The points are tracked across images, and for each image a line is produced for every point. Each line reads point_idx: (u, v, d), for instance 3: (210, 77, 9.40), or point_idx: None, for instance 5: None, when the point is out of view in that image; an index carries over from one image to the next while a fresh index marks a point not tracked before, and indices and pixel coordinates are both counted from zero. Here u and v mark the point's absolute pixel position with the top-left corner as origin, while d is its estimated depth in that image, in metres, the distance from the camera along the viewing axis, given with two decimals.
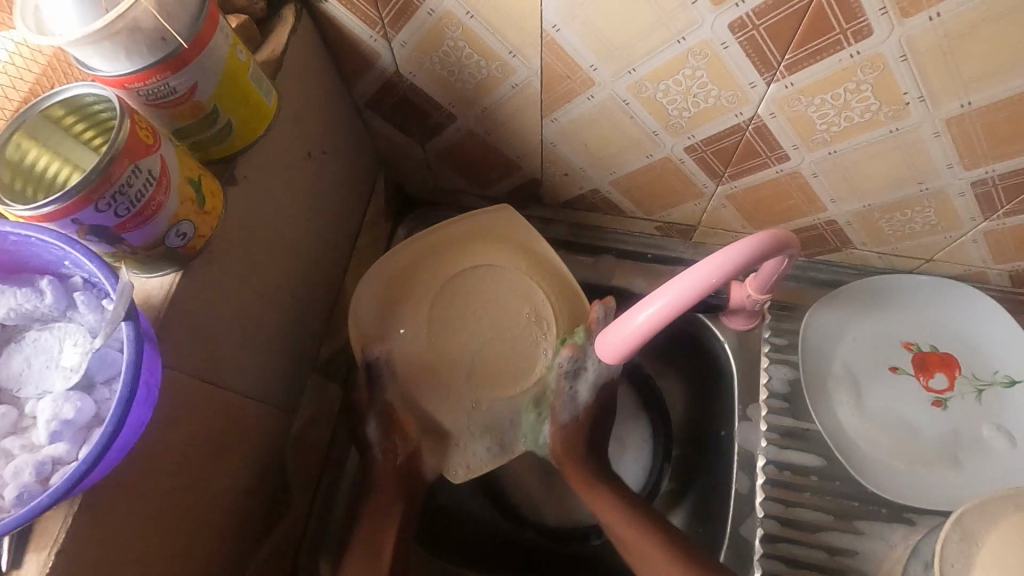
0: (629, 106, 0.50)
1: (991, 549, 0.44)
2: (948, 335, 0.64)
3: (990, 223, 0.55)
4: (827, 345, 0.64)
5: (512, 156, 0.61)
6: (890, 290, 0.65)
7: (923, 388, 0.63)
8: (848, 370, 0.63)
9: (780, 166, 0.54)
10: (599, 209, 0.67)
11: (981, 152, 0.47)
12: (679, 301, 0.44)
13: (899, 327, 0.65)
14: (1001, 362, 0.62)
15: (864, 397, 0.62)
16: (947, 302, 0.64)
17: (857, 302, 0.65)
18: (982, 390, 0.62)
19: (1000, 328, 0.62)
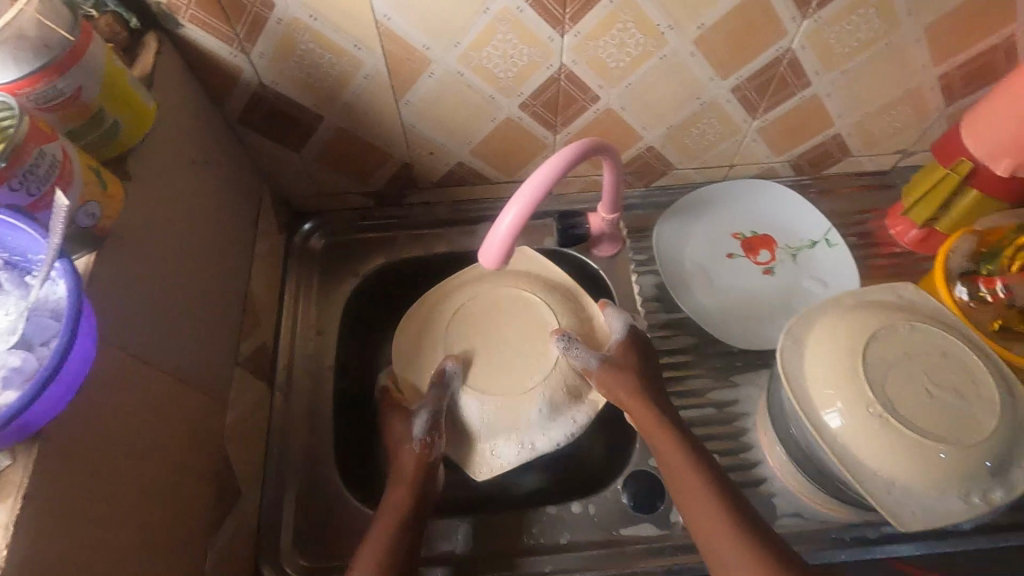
0: (464, 77, 0.62)
1: (810, 349, 0.58)
2: (761, 221, 0.80)
3: (759, 121, 0.72)
4: (676, 248, 0.78)
5: (381, 146, 0.70)
6: (711, 196, 0.80)
7: (755, 263, 0.77)
8: (697, 264, 0.77)
9: (596, 106, 0.67)
10: (469, 181, 0.78)
11: (727, 62, 0.63)
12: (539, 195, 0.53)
13: (726, 224, 0.80)
14: (803, 231, 0.79)
15: (714, 281, 0.76)
16: (753, 195, 0.81)
17: (689, 212, 0.80)
18: (795, 253, 0.78)
19: (795, 205, 0.79)
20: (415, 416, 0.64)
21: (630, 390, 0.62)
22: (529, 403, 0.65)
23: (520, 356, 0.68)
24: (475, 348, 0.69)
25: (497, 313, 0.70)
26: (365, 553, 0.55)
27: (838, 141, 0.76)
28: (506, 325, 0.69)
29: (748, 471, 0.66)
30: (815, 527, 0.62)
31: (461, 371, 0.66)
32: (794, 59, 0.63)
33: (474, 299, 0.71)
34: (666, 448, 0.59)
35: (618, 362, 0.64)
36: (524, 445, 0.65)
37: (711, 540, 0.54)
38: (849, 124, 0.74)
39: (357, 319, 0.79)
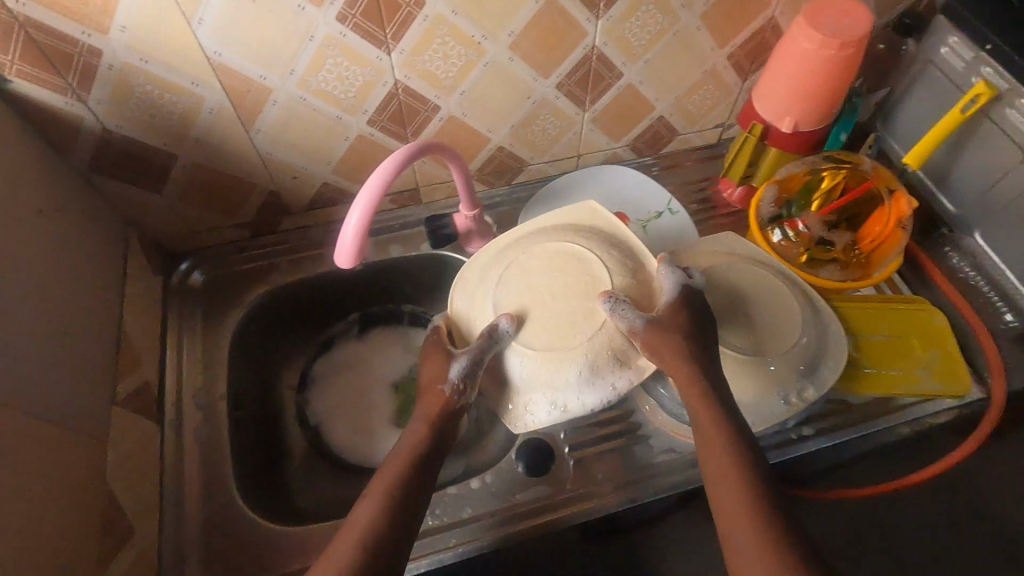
0: (307, 101, 0.67)
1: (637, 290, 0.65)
2: (614, 200, 0.88)
3: (590, 112, 0.81)
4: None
5: (242, 176, 0.73)
6: (564, 186, 0.88)
7: None
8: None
9: (439, 115, 0.74)
10: (338, 200, 0.82)
11: (543, 62, 0.71)
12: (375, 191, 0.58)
13: (583, 207, 0.88)
14: (650, 204, 0.88)
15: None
16: (602, 179, 0.89)
17: (549, 201, 0.87)
18: (646, 224, 0.86)
19: (641, 183, 0.89)
20: (453, 360, 0.61)
21: (676, 355, 0.58)
22: (569, 365, 0.61)
23: (591, 304, 0.62)
24: (527, 300, 0.63)
25: (548, 270, 0.64)
26: (374, 495, 0.53)
27: (664, 122, 0.87)
28: (632, 258, 0.66)
29: (626, 420, 0.72)
30: (685, 458, 0.69)
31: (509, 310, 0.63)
32: (601, 55, 0.73)
33: (526, 257, 0.66)
34: (706, 426, 0.55)
35: (664, 325, 0.59)
36: (556, 406, 0.62)
37: (731, 534, 0.49)
38: (668, 106, 0.84)
39: (247, 347, 0.80)
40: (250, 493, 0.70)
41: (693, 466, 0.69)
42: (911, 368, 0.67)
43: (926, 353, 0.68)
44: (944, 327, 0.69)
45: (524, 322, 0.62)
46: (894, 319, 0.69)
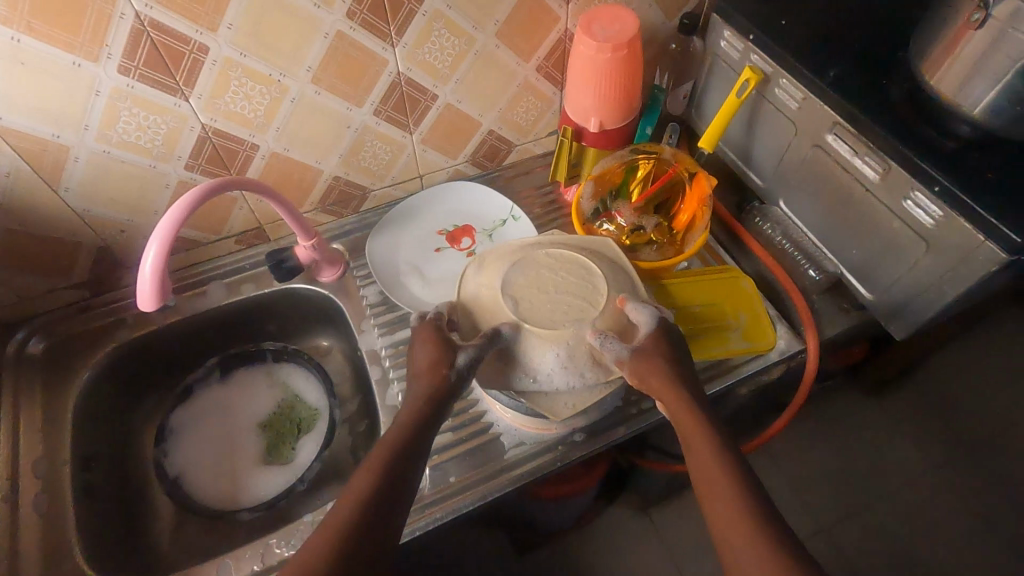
0: (112, 154, 0.67)
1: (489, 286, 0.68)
2: (460, 214, 0.93)
3: (417, 134, 0.85)
4: (388, 257, 0.87)
5: (64, 235, 0.73)
6: (410, 206, 0.91)
7: (459, 251, 0.90)
8: (411, 265, 0.88)
9: (260, 152, 0.76)
10: (179, 248, 0.82)
11: (353, 92, 0.75)
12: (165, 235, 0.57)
13: (431, 225, 0.92)
14: (494, 214, 0.93)
15: (426, 277, 0.87)
16: (448, 195, 0.93)
17: (396, 223, 0.90)
18: (491, 233, 0.91)
19: (484, 194, 0.93)
20: (459, 350, 0.62)
21: (663, 377, 0.61)
22: (552, 346, 0.62)
23: (574, 306, 0.64)
24: (527, 290, 0.65)
25: (557, 266, 0.67)
26: (367, 470, 0.56)
27: (496, 135, 0.92)
28: (621, 279, 0.69)
29: (477, 421, 0.74)
30: (533, 449, 0.72)
31: (521, 298, 0.65)
32: (409, 79, 0.77)
33: (546, 253, 0.69)
34: (691, 434, 0.59)
35: (649, 351, 0.62)
36: (531, 377, 0.63)
37: (726, 538, 0.52)
38: (494, 120, 0.89)
39: (97, 408, 0.78)
40: (103, 556, 0.68)
41: (543, 456, 0.72)
42: (723, 331, 0.72)
43: (736, 317, 0.74)
44: (751, 290, 0.75)
45: (519, 301, 0.64)
46: (706, 289, 0.75)
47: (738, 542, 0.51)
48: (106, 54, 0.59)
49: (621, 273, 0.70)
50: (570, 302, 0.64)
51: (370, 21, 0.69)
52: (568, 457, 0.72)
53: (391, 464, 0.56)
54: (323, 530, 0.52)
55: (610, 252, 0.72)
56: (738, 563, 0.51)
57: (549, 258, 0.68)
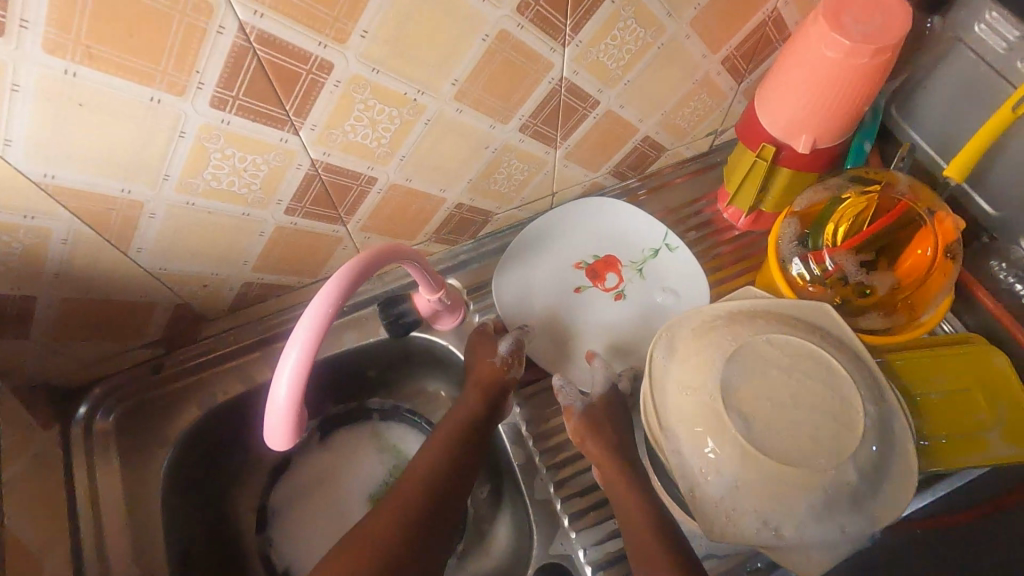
0: (196, 205, 0.50)
1: (694, 392, 0.52)
2: (602, 241, 0.76)
3: (563, 148, 0.65)
4: (519, 300, 0.72)
5: (136, 297, 0.57)
6: (546, 230, 0.74)
7: (603, 291, 0.74)
8: (548, 310, 0.72)
9: (377, 186, 0.58)
10: (269, 294, 0.66)
11: (503, 107, 0.56)
12: (308, 340, 0.42)
13: (566, 256, 0.75)
14: (643, 241, 0.76)
15: (567, 327, 0.72)
16: (588, 216, 0.76)
17: (525, 254, 0.74)
18: (641, 268, 0.75)
19: (631, 214, 0.75)
20: (502, 339, 0.67)
21: (603, 445, 0.60)
22: (808, 490, 0.48)
23: (824, 435, 0.48)
24: (753, 409, 0.49)
25: (789, 368, 0.51)
26: (434, 450, 0.59)
27: (649, 142, 0.72)
28: (863, 377, 0.52)
29: None
30: (723, 568, 0.60)
31: (746, 418, 0.49)
32: (571, 86, 0.57)
33: (767, 344, 0.52)
34: (620, 492, 0.57)
35: (599, 414, 0.63)
36: (768, 525, 0.49)
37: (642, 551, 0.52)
38: (653, 125, 0.69)
39: (187, 491, 0.66)
40: None
41: None
42: (977, 432, 0.57)
43: (992, 412, 0.58)
44: (1008, 372, 0.59)
45: (749, 421, 0.49)
46: (949, 371, 0.59)
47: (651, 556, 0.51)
48: (196, 83, 0.40)
49: (860, 367, 0.53)
50: (813, 424, 0.48)
51: (545, 15, 0.48)
52: None
53: (466, 450, 0.60)
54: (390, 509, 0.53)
55: (840, 331, 0.56)
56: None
57: (774, 354, 0.52)
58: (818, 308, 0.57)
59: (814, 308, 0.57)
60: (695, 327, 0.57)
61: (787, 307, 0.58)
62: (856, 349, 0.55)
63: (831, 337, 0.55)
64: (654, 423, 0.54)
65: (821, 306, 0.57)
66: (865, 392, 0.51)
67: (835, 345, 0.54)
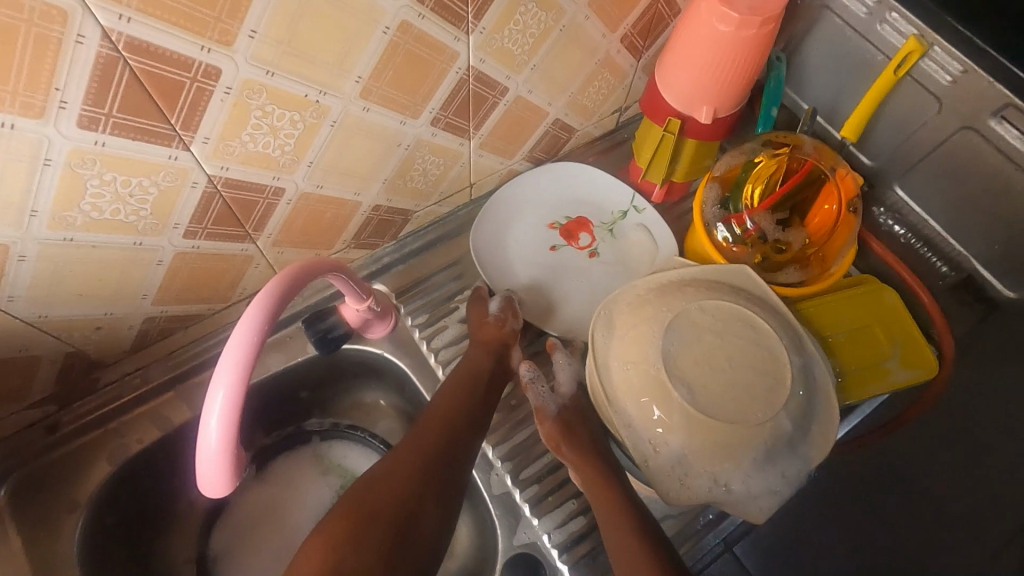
0: (77, 240, 0.44)
1: (635, 364, 0.54)
2: (576, 204, 0.77)
3: (477, 138, 0.64)
4: (499, 262, 0.72)
5: (14, 351, 0.50)
6: (516, 193, 0.75)
7: (578, 250, 0.75)
8: (531, 269, 0.73)
9: (286, 198, 0.54)
10: (175, 327, 0.60)
11: (411, 102, 0.53)
12: (236, 374, 0.39)
13: (540, 215, 0.75)
14: (612, 203, 0.77)
15: (551, 284, 0.73)
16: (558, 175, 0.77)
17: (497, 215, 0.73)
18: (612, 229, 0.76)
19: (604, 179, 0.77)
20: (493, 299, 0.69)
21: (581, 448, 0.61)
22: (749, 445, 0.51)
23: (759, 388, 0.52)
24: (693, 374, 0.52)
25: (720, 330, 0.54)
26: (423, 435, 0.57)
27: (560, 125, 0.73)
28: (785, 330, 0.56)
29: None
30: (679, 526, 0.63)
31: (690, 383, 0.51)
32: (479, 74, 0.56)
33: (698, 309, 0.55)
34: (599, 495, 0.58)
35: (572, 415, 0.64)
36: (718, 482, 0.52)
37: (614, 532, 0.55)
38: (562, 107, 0.70)
39: (110, 556, 0.59)
40: None
41: (693, 533, 0.63)
42: (880, 362, 0.63)
43: (890, 343, 0.64)
44: (897, 307, 0.66)
45: (692, 386, 0.51)
46: (852, 311, 0.65)
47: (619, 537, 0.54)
48: (57, 103, 0.35)
49: (781, 320, 0.57)
50: (748, 380, 0.52)
51: (445, 3, 0.47)
52: (721, 530, 0.63)
53: (449, 433, 0.58)
54: (378, 495, 0.52)
55: (760, 289, 0.60)
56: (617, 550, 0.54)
57: (705, 317, 0.55)
58: (742, 269, 0.61)
59: (736, 271, 0.61)
60: (630, 301, 0.58)
61: (713, 271, 0.61)
62: (775, 304, 0.59)
63: (752, 298, 0.58)
64: (603, 400, 0.55)
65: (745, 269, 0.61)
66: (790, 344, 0.55)
67: (756, 303, 0.57)
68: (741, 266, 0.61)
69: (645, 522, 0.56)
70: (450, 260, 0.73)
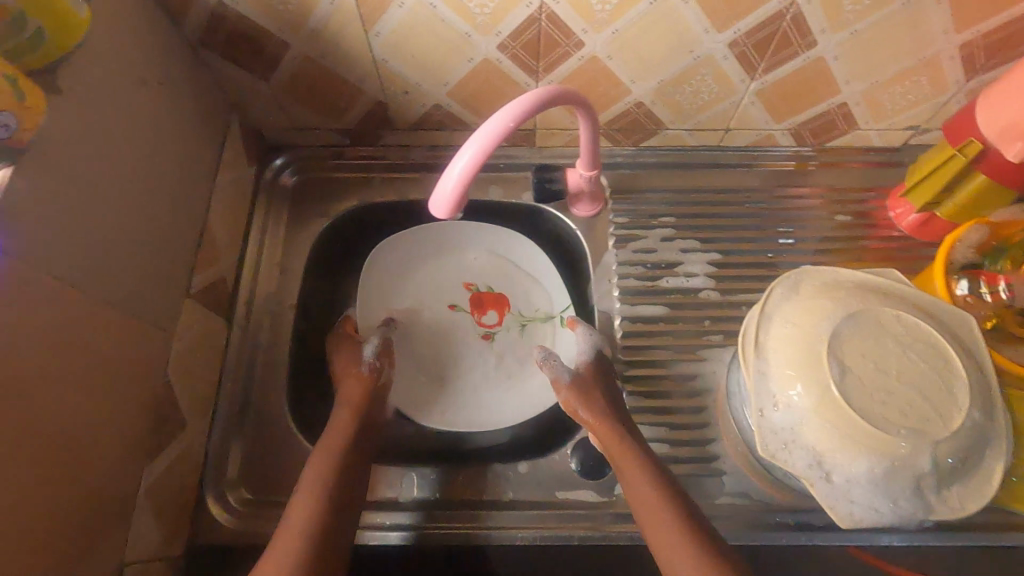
0: (437, 9, 0.58)
1: (798, 327, 0.54)
2: (501, 279, 0.81)
3: (757, 82, 0.66)
4: (400, 297, 0.79)
5: (353, 80, 0.67)
6: (438, 240, 0.81)
7: (477, 325, 0.79)
8: (428, 311, 0.79)
9: (580, 53, 0.63)
10: (446, 125, 0.74)
11: (723, 12, 0.58)
12: (499, 128, 0.48)
13: (465, 274, 0.81)
14: (542, 301, 0.79)
15: (435, 338, 0.78)
16: (506, 243, 0.80)
17: (400, 256, 0.79)
18: (525, 323, 0.79)
19: (540, 268, 0.80)
20: (366, 343, 0.72)
21: (596, 412, 0.63)
22: (871, 453, 0.49)
23: (914, 411, 0.48)
24: (852, 362, 0.50)
25: (904, 343, 0.51)
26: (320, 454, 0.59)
27: (844, 111, 0.71)
28: (977, 387, 0.51)
29: (702, 447, 0.65)
30: (754, 509, 0.62)
31: (845, 367, 0.50)
32: (799, 14, 0.58)
33: (891, 315, 0.52)
34: (627, 469, 0.59)
35: (586, 381, 0.66)
36: (821, 467, 0.51)
37: (639, 500, 0.56)
38: (856, 93, 0.68)
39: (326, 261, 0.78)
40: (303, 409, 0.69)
41: (762, 524, 0.61)
42: None
43: None
44: None
45: (845, 369, 0.50)
46: None
47: (651, 512, 0.55)
48: None
49: (979, 376, 0.51)
50: (906, 400, 0.49)
51: None
52: (798, 538, 0.60)
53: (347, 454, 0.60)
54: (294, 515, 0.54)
55: (970, 341, 0.54)
56: (655, 525, 0.54)
57: (896, 325, 0.52)
58: (954, 311, 0.56)
59: (949, 310, 0.56)
60: (825, 278, 0.57)
61: (923, 297, 0.57)
62: (981, 363, 0.53)
63: (959, 341, 0.53)
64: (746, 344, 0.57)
65: (960, 312, 0.56)
66: (974, 402, 0.50)
67: (960, 347, 0.53)
68: (954, 309, 0.56)
69: (670, 494, 0.56)
70: (673, 188, 0.78)
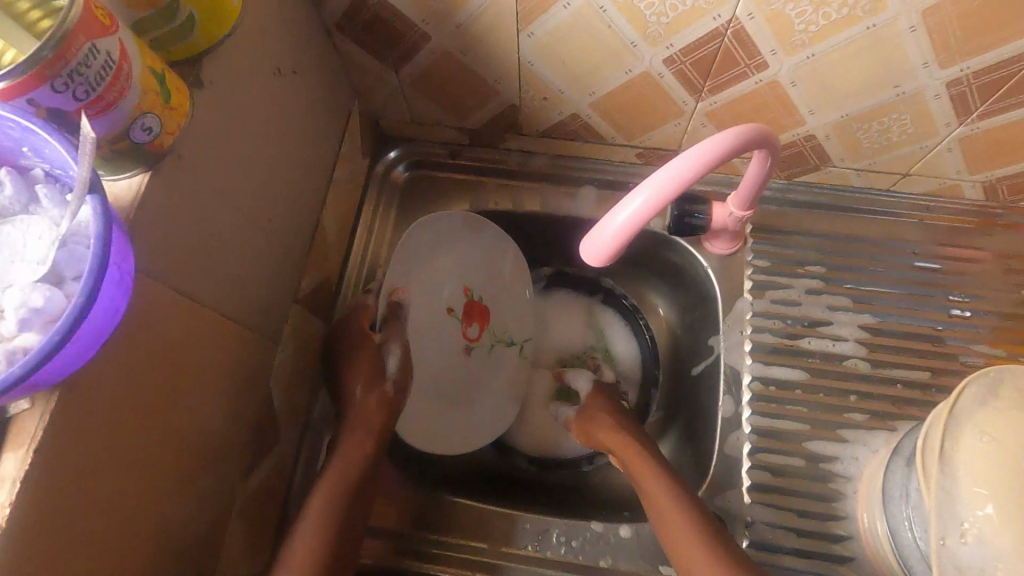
0: (606, 14, 0.49)
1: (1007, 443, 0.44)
2: (494, 290, 0.69)
3: (965, 128, 0.55)
4: (419, 286, 0.63)
5: (490, 80, 0.60)
6: (464, 231, 0.65)
7: (462, 335, 0.66)
8: (415, 305, 0.63)
9: (760, 76, 0.54)
10: (579, 135, 0.67)
11: (956, 46, 0.47)
12: (685, 177, 0.40)
13: (464, 272, 0.66)
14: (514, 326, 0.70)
15: (424, 341, 0.64)
16: (479, 250, 0.67)
17: (427, 238, 0.63)
18: (495, 345, 0.69)
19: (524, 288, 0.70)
20: (387, 353, 0.60)
21: (612, 434, 0.63)
22: None
23: None
24: None
25: None
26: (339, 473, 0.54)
27: None
28: None
29: (832, 542, 0.57)
30: None
31: None
32: None
33: None
34: (655, 496, 0.57)
35: (590, 407, 0.67)
36: None
37: (669, 528, 0.54)
38: None
39: None
40: None
41: None
42: None
43: None
44: None
45: None
46: None
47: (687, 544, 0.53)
48: None
49: None
50: None
51: None
52: None
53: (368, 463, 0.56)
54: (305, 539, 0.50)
55: None
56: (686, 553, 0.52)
57: None
58: None
59: None
60: None
61: None
62: None
63: None
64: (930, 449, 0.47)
65: None
66: None
67: None
68: None
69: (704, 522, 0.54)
70: (826, 232, 0.68)
